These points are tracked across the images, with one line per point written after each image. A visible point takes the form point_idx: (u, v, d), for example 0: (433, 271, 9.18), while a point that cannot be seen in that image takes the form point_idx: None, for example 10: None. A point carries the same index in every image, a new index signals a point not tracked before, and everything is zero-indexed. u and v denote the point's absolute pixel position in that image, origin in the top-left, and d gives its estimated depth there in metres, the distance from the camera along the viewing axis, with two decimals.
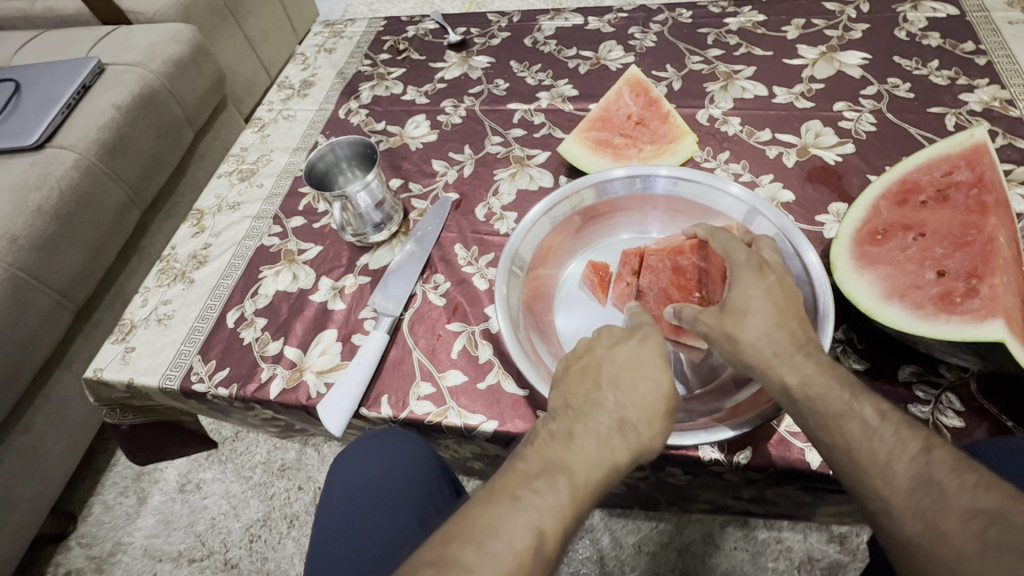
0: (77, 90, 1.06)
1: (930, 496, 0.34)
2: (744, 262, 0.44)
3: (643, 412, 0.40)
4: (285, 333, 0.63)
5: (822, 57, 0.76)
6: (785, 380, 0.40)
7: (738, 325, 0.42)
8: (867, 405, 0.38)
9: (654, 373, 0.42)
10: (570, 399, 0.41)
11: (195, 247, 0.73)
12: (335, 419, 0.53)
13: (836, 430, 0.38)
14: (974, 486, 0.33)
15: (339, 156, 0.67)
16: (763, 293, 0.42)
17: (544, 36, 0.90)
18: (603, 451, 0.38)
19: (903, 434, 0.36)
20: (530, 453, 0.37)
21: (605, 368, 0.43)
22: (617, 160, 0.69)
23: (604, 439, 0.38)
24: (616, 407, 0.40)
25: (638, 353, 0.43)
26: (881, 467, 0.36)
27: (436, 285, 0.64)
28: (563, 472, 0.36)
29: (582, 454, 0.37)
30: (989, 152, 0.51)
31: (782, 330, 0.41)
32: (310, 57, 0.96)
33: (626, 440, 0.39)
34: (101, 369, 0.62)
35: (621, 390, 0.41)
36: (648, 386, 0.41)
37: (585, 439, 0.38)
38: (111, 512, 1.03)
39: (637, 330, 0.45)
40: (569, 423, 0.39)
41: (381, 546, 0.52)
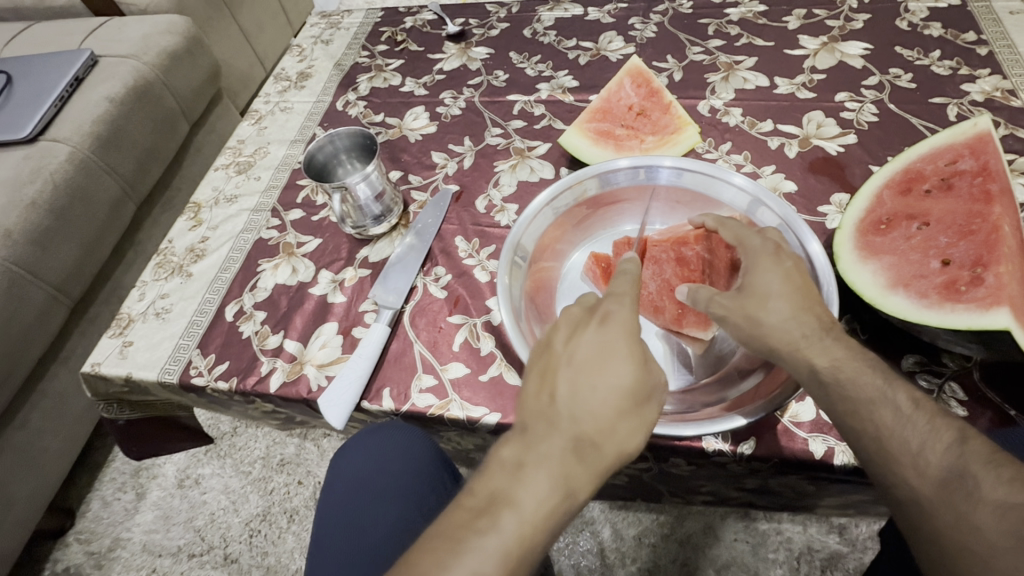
0: (70, 82, 1.05)
1: (963, 488, 0.34)
2: (760, 247, 0.44)
3: (604, 423, 0.35)
4: (285, 326, 0.62)
5: (824, 48, 0.75)
6: (813, 362, 0.40)
7: (759, 307, 0.42)
8: (902, 392, 0.38)
9: (615, 369, 0.36)
10: (525, 413, 0.36)
11: (192, 240, 0.72)
12: (335, 412, 0.53)
13: (868, 417, 0.38)
14: (1011, 479, 0.33)
15: (338, 148, 0.66)
16: (782, 276, 0.42)
17: (544, 27, 0.89)
18: (557, 482, 0.33)
19: (937, 424, 0.37)
20: (479, 485, 0.34)
21: (561, 370, 0.36)
22: (618, 151, 0.68)
23: (558, 465, 0.34)
24: (571, 424, 0.35)
25: (598, 345, 0.37)
26: (913, 457, 0.36)
27: (437, 277, 0.63)
28: (511, 505, 0.32)
29: (536, 489, 0.33)
30: (993, 141, 0.51)
31: (807, 313, 0.41)
32: (307, 49, 0.95)
33: (586, 464, 0.34)
34: (99, 363, 0.61)
35: (578, 398, 0.35)
36: (608, 387, 0.35)
37: (538, 469, 0.34)
38: (110, 508, 1.02)
39: (597, 311, 0.39)
40: (522, 450, 0.35)
41: (386, 542, 0.52)
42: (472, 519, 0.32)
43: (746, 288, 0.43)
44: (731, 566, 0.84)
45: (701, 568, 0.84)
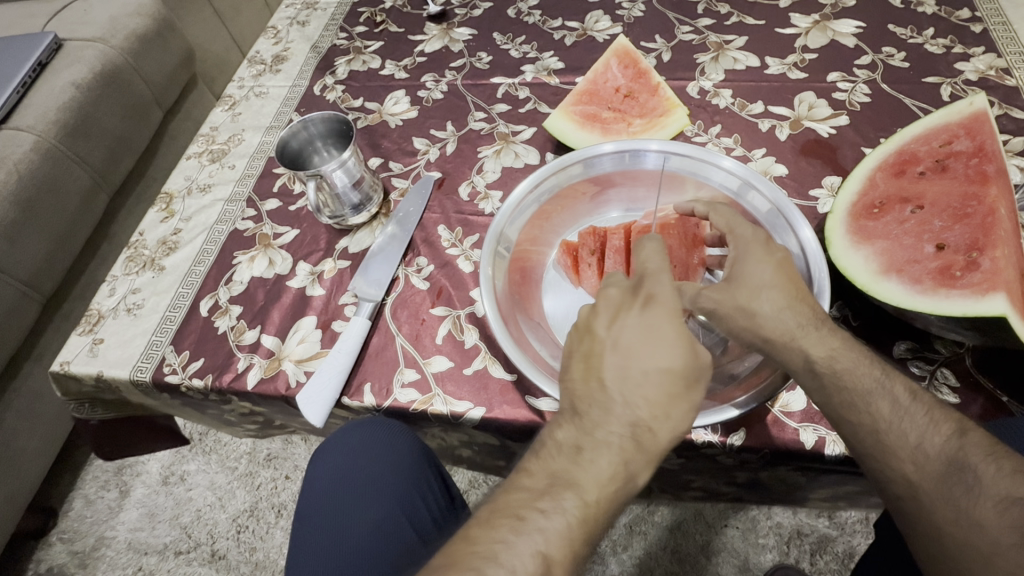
0: (32, 67, 1.00)
1: (963, 482, 0.34)
2: (751, 237, 0.43)
3: (658, 409, 0.37)
4: (261, 321, 0.60)
5: (816, 26, 0.73)
6: (808, 353, 0.39)
7: (751, 298, 0.41)
8: (899, 384, 0.37)
9: (665, 353, 0.38)
10: (578, 400, 0.39)
11: (164, 232, 0.70)
12: (315, 410, 0.51)
13: (865, 409, 0.37)
14: (1011, 471, 0.33)
15: (313, 134, 0.63)
16: (774, 267, 0.41)
17: (529, 6, 0.86)
18: (615, 463, 0.37)
19: (935, 416, 0.36)
20: (536, 467, 0.37)
21: (607, 354, 0.38)
22: (604, 135, 0.66)
23: (615, 451, 0.37)
24: (626, 410, 0.37)
25: (644, 326, 0.39)
26: (912, 451, 0.35)
27: (419, 268, 0.61)
28: (571, 491, 0.36)
29: (593, 472, 0.36)
30: (989, 121, 0.49)
31: (800, 304, 0.40)
32: (282, 31, 0.91)
33: (643, 447, 0.37)
34: (68, 362, 0.59)
35: (630, 382, 0.37)
36: (656, 374, 0.37)
37: (594, 456, 0.37)
38: (93, 507, 1.00)
39: (640, 292, 0.40)
40: (580, 434, 0.38)
41: (370, 542, 0.51)
42: (534, 498, 0.36)
43: (737, 279, 0.41)
44: (721, 552, 0.84)
45: (690, 555, 0.84)
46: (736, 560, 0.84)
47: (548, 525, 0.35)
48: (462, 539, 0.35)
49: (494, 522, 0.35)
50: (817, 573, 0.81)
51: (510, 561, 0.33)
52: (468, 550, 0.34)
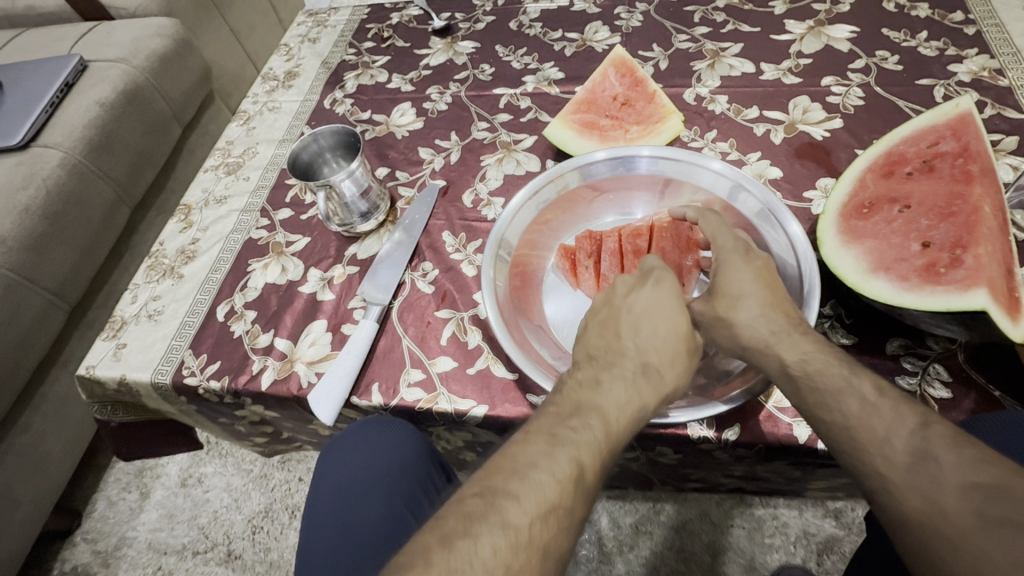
0: (59, 88, 1.05)
1: (927, 472, 0.34)
2: (731, 248, 0.45)
3: (666, 356, 0.41)
4: (275, 325, 0.63)
5: (810, 32, 0.75)
6: (783, 357, 0.41)
7: (731, 307, 0.43)
8: (866, 380, 0.38)
9: (671, 313, 0.43)
10: (593, 348, 0.43)
11: (183, 242, 0.73)
12: (325, 409, 0.53)
13: (835, 407, 0.38)
14: (972, 460, 0.33)
15: (322, 146, 0.66)
16: (753, 276, 0.43)
17: (530, 19, 0.89)
18: (631, 393, 0.39)
19: (901, 409, 0.37)
20: (560, 398, 0.40)
21: (624, 315, 0.43)
22: (603, 142, 0.68)
23: (631, 383, 0.40)
24: (638, 352, 0.41)
25: (656, 294, 0.43)
26: (880, 445, 0.36)
27: (425, 272, 0.63)
28: (595, 413, 0.38)
29: (611, 396, 0.39)
30: (975, 122, 0.50)
31: (776, 310, 0.42)
32: (294, 48, 0.95)
33: (653, 386, 0.40)
34: (93, 366, 0.62)
35: (643, 334, 0.42)
36: (667, 330, 0.42)
37: (612, 385, 0.40)
38: (114, 508, 1.03)
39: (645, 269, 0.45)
40: (596, 373, 0.41)
41: (376, 537, 0.53)
42: (563, 419, 0.38)
43: (718, 290, 0.44)
44: (728, 552, 0.85)
45: (696, 555, 0.85)
46: (742, 560, 0.84)
47: (579, 439, 0.36)
48: (503, 454, 0.36)
49: (530, 440, 0.36)
50: (824, 572, 0.81)
51: (550, 467, 0.35)
52: (511, 460, 0.35)
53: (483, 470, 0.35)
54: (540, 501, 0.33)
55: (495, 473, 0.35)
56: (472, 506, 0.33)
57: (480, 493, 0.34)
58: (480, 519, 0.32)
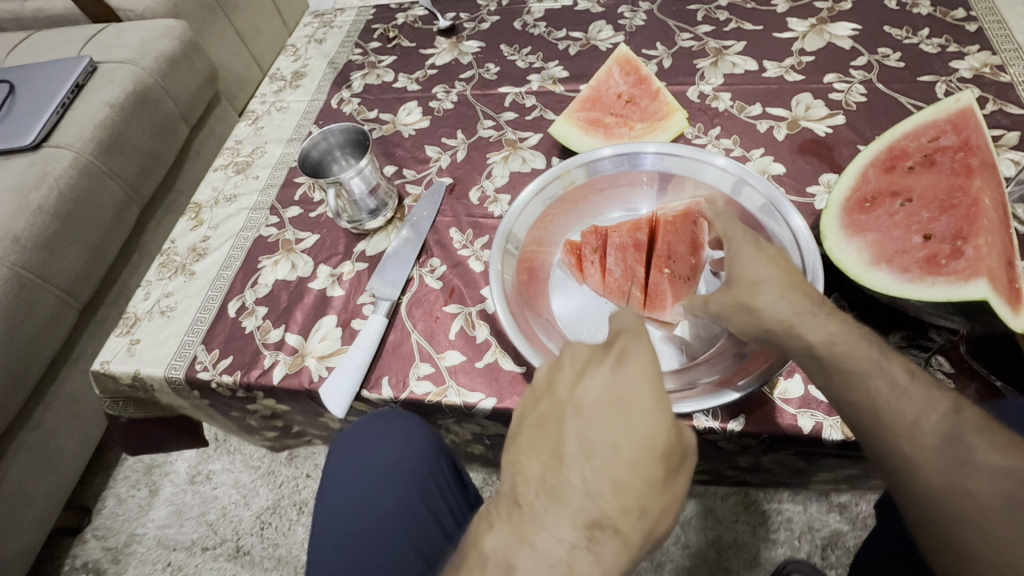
0: (71, 89, 1.07)
1: (956, 455, 0.35)
2: (743, 239, 0.44)
3: (631, 477, 0.32)
4: (286, 320, 0.64)
5: (812, 30, 0.75)
6: (808, 340, 0.40)
7: (750, 294, 0.42)
8: (897, 363, 0.38)
9: (633, 424, 0.33)
10: (532, 465, 0.34)
11: (194, 239, 0.74)
12: (336, 401, 0.54)
13: (863, 390, 0.38)
14: (1003, 445, 0.34)
15: (332, 144, 0.67)
16: (768, 263, 0.42)
17: (534, 19, 0.90)
18: (577, 541, 0.31)
19: (932, 395, 0.37)
20: (486, 543, 0.32)
21: (570, 414, 0.35)
22: (607, 139, 0.69)
23: (576, 526, 0.31)
24: (584, 495, 0.32)
25: (615, 381, 0.35)
26: (909, 427, 0.37)
27: (432, 268, 0.64)
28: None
29: (548, 549, 0.31)
30: (975, 116, 0.51)
31: (796, 292, 0.41)
32: (300, 49, 0.96)
33: (612, 526, 0.31)
34: (108, 361, 0.63)
35: (600, 440, 0.33)
36: (631, 437, 0.33)
37: (552, 527, 0.31)
38: (124, 505, 1.05)
39: (613, 348, 0.38)
40: (513, 539, 0.31)
41: (392, 524, 0.54)
42: None
43: (735, 276, 0.43)
44: (732, 547, 0.85)
45: (701, 549, 0.86)
46: (748, 555, 0.85)
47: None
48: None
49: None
50: (829, 566, 0.82)
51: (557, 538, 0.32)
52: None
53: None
54: None
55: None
56: None
57: None
58: None
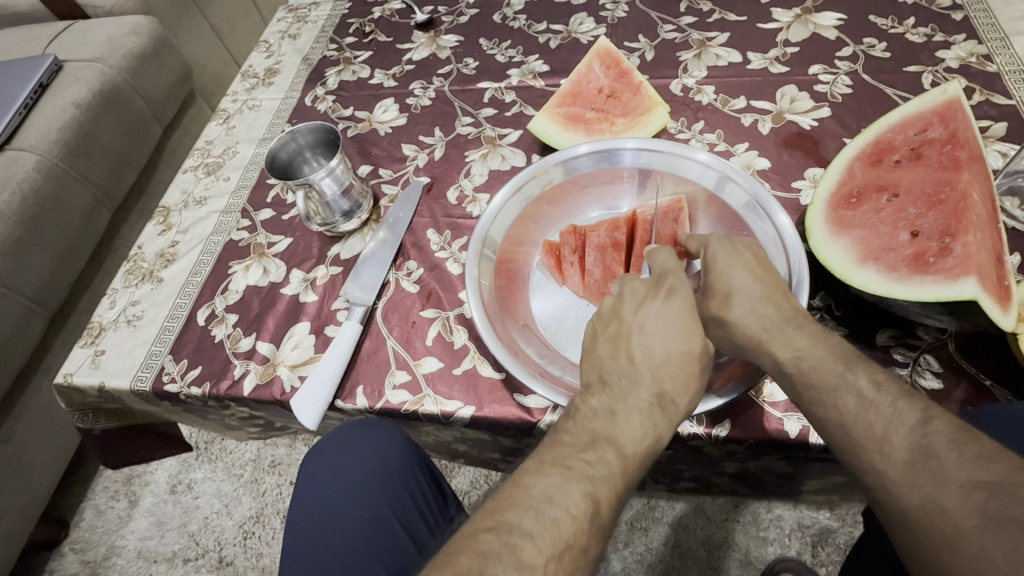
0: (33, 89, 1.03)
1: (927, 470, 0.33)
2: (718, 245, 0.45)
3: (682, 378, 0.40)
4: (257, 328, 0.61)
5: (797, 20, 0.74)
6: (776, 356, 0.40)
7: (724, 306, 0.43)
8: (862, 375, 0.37)
9: (686, 335, 0.41)
10: (606, 372, 0.41)
11: (162, 245, 0.71)
12: (308, 413, 0.52)
13: (832, 404, 0.38)
14: (975, 456, 0.32)
15: (301, 145, 0.65)
16: (743, 269, 0.43)
17: (514, 11, 0.87)
18: (646, 426, 0.38)
19: (901, 406, 0.36)
20: (574, 428, 0.38)
21: (635, 336, 0.41)
22: (588, 135, 0.67)
23: (648, 416, 0.39)
24: (653, 381, 0.40)
25: (667, 314, 0.42)
26: (878, 443, 0.35)
27: (409, 272, 0.62)
28: (611, 447, 0.37)
29: (628, 430, 0.38)
30: (963, 107, 0.49)
31: (768, 304, 0.42)
32: (274, 44, 0.93)
33: (669, 412, 0.39)
34: (71, 374, 0.60)
35: (656, 357, 0.40)
36: (680, 352, 0.41)
37: (628, 417, 0.38)
38: (103, 517, 1.02)
39: (663, 285, 0.43)
40: (610, 401, 0.39)
41: (361, 542, 0.52)
42: (577, 453, 0.37)
43: (710, 289, 0.44)
44: (723, 547, 0.84)
45: (691, 550, 0.85)
46: (738, 554, 0.84)
47: (594, 473, 0.36)
48: (515, 484, 0.35)
49: (544, 471, 0.36)
50: (820, 564, 0.81)
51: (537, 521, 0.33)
52: (523, 493, 0.35)
53: (494, 501, 0.35)
54: (553, 540, 0.33)
55: (506, 507, 0.34)
56: (486, 544, 0.32)
57: (494, 528, 0.33)
58: (494, 558, 0.32)
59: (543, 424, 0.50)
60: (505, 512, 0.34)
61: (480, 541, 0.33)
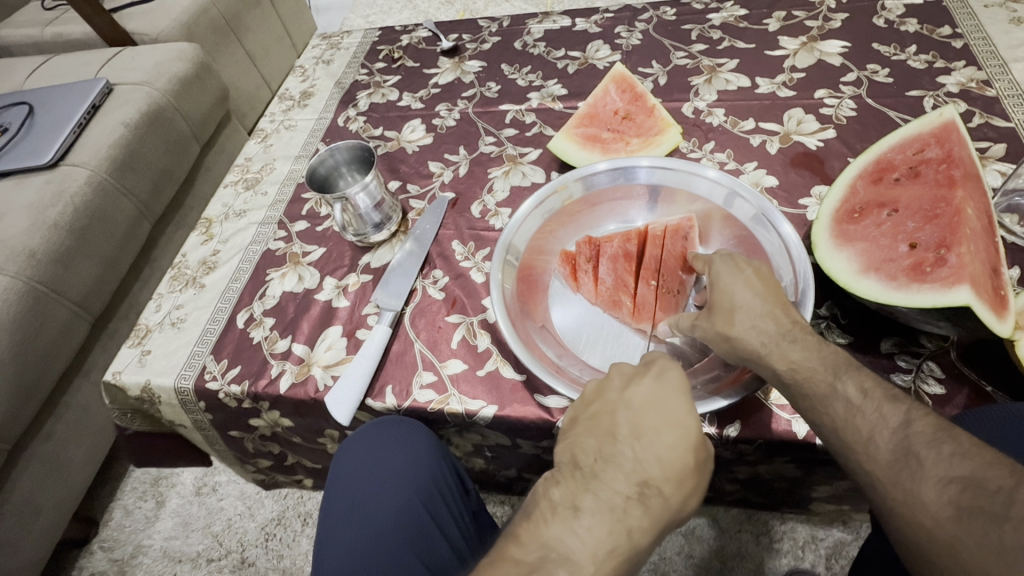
0: (87, 110, 1.10)
1: (908, 468, 0.35)
2: (721, 262, 0.48)
3: (669, 471, 0.39)
4: (292, 331, 0.65)
5: (803, 47, 0.78)
6: (774, 368, 0.43)
7: (727, 322, 0.45)
8: (850, 383, 0.40)
9: (675, 420, 0.40)
10: (582, 458, 0.40)
11: (205, 253, 0.76)
12: (341, 409, 0.56)
13: (823, 411, 0.40)
14: (951, 454, 0.34)
15: (339, 161, 0.70)
16: (744, 286, 0.45)
17: (534, 39, 0.93)
18: (614, 529, 0.36)
19: (885, 410, 0.38)
20: (528, 534, 0.37)
21: (620, 415, 0.41)
22: (604, 154, 0.71)
23: (620, 514, 0.37)
24: (635, 469, 0.38)
25: (656, 395, 0.41)
26: (865, 444, 0.38)
27: (435, 280, 0.66)
28: (565, 562, 0.35)
29: (589, 536, 0.36)
30: (958, 129, 0.53)
31: (767, 319, 0.44)
32: (309, 69, 1.00)
33: (647, 508, 0.38)
34: (120, 372, 0.65)
35: (642, 442, 0.39)
36: (671, 436, 0.40)
37: (594, 515, 0.37)
38: (131, 516, 1.06)
39: (652, 365, 0.44)
40: (574, 493, 0.38)
41: (392, 533, 0.55)
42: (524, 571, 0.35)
43: (713, 305, 0.47)
44: (737, 558, 0.85)
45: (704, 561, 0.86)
46: (752, 565, 0.84)
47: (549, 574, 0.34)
48: None
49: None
50: None
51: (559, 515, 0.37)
52: None
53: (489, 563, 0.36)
54: None
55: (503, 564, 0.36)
56: None
57: None
58: None
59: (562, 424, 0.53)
60: None
61: None
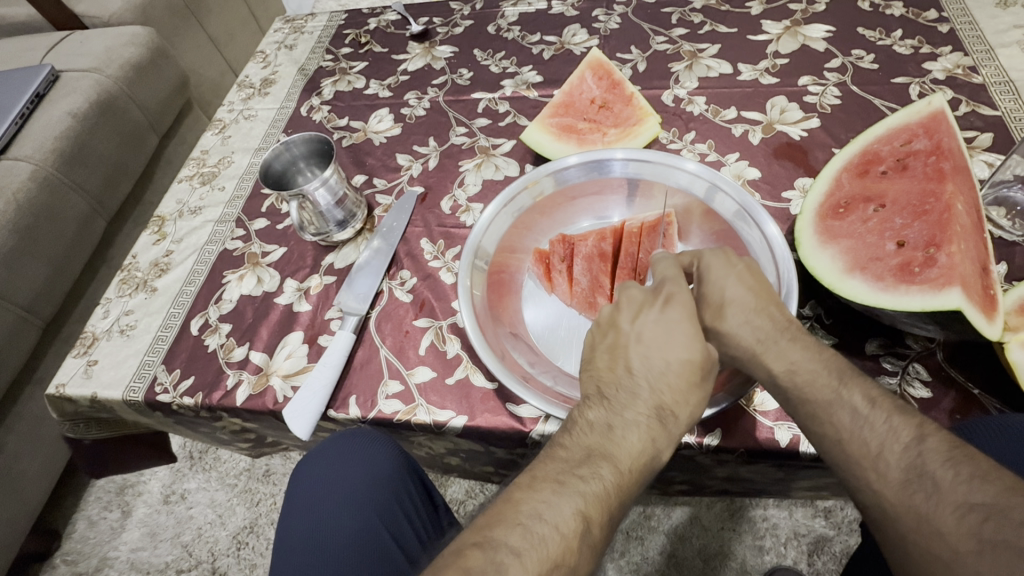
0: (29, 99, 1.03)
1: (922, 490, 0.34)
2: (711, 254, 0.45)
3: (679, 390, 0.40)
4: (250, 337, 0.61)
5: (787, 32, 0.75)
6: (770, 369, 0.40)
7: (717, 317, 0.43)
8: (856, 392, 0.37)
9: (684, 345, 0.41)
10: (604, 384, 0.41)
11: (157, 254, 0.71)
12: (301, 423, 0.52)
13: (826, 420, 0.38)
14: (970, 477, 0.32)
15: (296, 155, 0.65)
16: (737, 280, 0.43)
17: (508, 23, 0.88)
18: (644, 440, 0.38)
19: (895, 423, 0.36)
20: (569, 441, 0.38)
21: (631, 347, 0.42)
22: (580, 145, 0.68)
23: (644, 429, 0.39)
24: (652, 394, 0.40)
25: (666, 322, 0.42)
26: (873, 460, 0.36)
27: (403, 281, 0.62)
28: (606, 461, 0.37)
29: (625, 444, 0.38)
30: (947, 119, 0.51)
31: (762, 316, 0.42)
32: (270, 55, 0.94)
33: (665, 427, 0.39)
34: (63, 385, 0.60)
35: (653, 368, 0.41)
36: (679, 360, 0.41)
37: (625, 430, 0.39)
38: (95, 528, 1.01)
39: (660, 293, 0.44)
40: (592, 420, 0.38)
41: (349, 554, 0.51)
42: (573, 467, 0.37)
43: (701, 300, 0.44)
44: (719, 556, 0.84)
45: (686, 560, 0.84)
46: (734, 563, 0.83)
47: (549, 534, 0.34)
48: (508, 500, 0.36)
49: (537, 486, 0.36)
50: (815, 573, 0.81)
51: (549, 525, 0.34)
52: (515, 509, 0.35)
53: (485, 517, 0.36)
54: (541, 558, 0.33)
55: (497, 523, 0.35)
56: (473, 559, 0.33)
57: (480, 543, 0.34)
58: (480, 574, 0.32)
59: (535, 434, 0.50)
60: (490, 529, 0.34)
61: (468, 556, 0.33)
